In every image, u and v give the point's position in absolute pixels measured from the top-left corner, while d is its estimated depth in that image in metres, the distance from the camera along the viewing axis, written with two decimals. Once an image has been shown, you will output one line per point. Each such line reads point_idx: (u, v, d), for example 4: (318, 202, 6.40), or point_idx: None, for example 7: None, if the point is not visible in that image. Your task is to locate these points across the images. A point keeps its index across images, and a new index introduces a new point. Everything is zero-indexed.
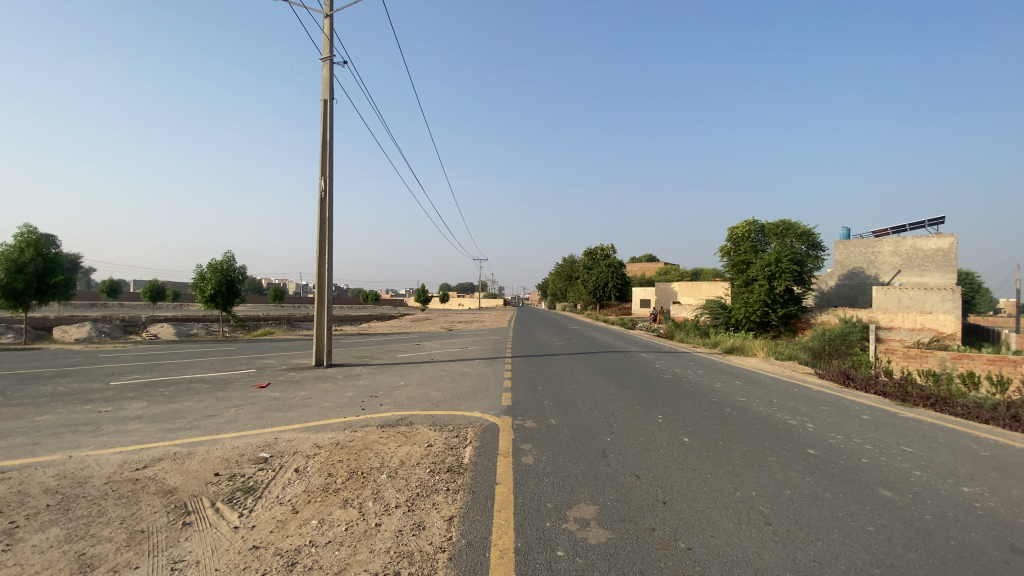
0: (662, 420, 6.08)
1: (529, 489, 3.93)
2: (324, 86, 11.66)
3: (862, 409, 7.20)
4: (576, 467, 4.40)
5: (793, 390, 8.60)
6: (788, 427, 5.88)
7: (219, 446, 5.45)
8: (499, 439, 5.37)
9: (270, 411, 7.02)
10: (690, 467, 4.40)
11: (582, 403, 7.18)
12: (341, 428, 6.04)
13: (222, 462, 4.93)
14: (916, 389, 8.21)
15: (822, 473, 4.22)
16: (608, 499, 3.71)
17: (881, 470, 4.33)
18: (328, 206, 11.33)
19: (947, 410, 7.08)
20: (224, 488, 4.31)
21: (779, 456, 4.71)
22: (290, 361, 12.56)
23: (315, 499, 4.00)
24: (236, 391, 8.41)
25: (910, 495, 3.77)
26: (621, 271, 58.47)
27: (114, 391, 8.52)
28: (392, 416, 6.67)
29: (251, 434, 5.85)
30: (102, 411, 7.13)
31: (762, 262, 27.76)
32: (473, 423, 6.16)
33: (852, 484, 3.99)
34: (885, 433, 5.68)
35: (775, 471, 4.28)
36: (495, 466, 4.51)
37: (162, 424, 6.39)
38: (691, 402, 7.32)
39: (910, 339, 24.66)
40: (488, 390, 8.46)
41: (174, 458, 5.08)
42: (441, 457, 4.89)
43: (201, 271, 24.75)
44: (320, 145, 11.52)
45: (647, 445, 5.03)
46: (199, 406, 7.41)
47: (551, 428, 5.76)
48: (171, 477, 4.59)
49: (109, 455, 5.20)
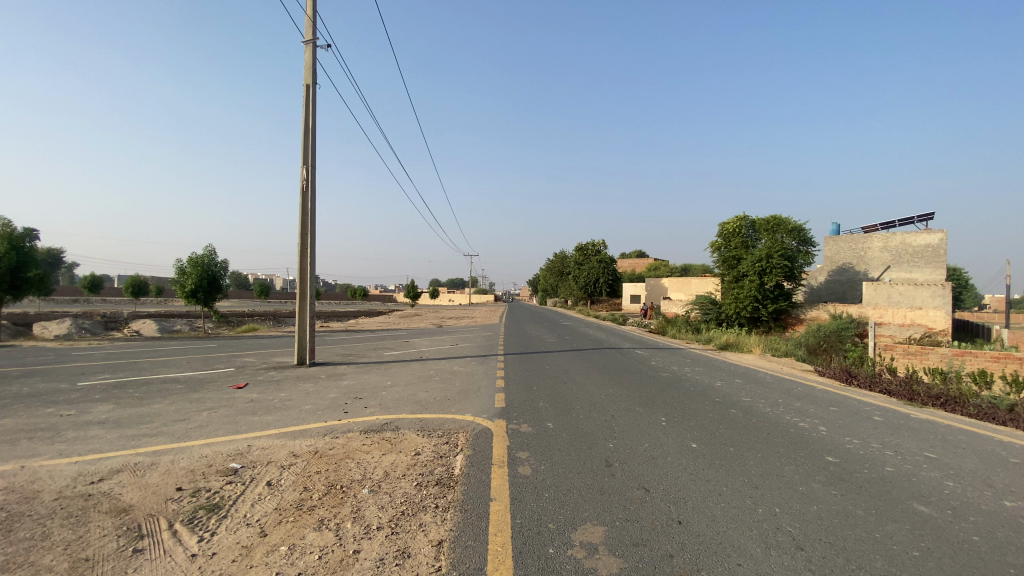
0: (666, 424, 5.69)
1: (528, 506, 3.53)
2: (307, 70, 11.09)
3: (872, 409, 6.91)
4: (579, 479, 3.99)
5: (797, 390, 8.28)
6: (800, 430, 5.55)
7: (186, 456, 4.94)
8: (493, 447, 4.95)
9: (245, 415, 6.50)
10: (703, 478, 4.01)
11: (581, 404, 6.76)
12: (321, 435, 5.57)
13: (186, 475, 4.43)
14: (924, 387, 7.99)
15: (849, 488, 3.88)
16: (617, 518, 3.31)
17: (910, 485, 4.03)
18: (311, 196, 10.80)
19: (960, 411, 6.88)
20: (186, 506, 3.81)
21: (797, 465, 4.35)
22: (272, 360, 12.02)
23: (286, 520, 3.55)
24: (211, 393, 7.87)
25: (947, 516, 3.48)
26: (613, 267, 58.19)
27: (81, 393, 7.90)
28: (376, 421, 6.20)
29: (223, 441, 5.35)
30: (64, 415, 6.54)
31: (752, 258, 27.64)
32: (464, 428, 5.72)
33: (883, 502, 3.67)
34: (902, 437, 5.42)
35: (797, 483, 3.93)
36: (488, 478, 4.09)
37: (126, 430, 5.83)
38: (693, 402, 6.96)
39: (900, 335, 24.66)
40: (480, 390, 8.04)
41: (133, 470, 4.55)
42: (429, 467, 4.47)
43: (180, 266, 23.84)
44: (302, 132, 10.98)
45: (652, 453, 4.64)
46: (171, 409, 6.88)
47: (548, 434, 5.35)
48: (127, 492, 4.07)
49: (63, 466, 4.65)
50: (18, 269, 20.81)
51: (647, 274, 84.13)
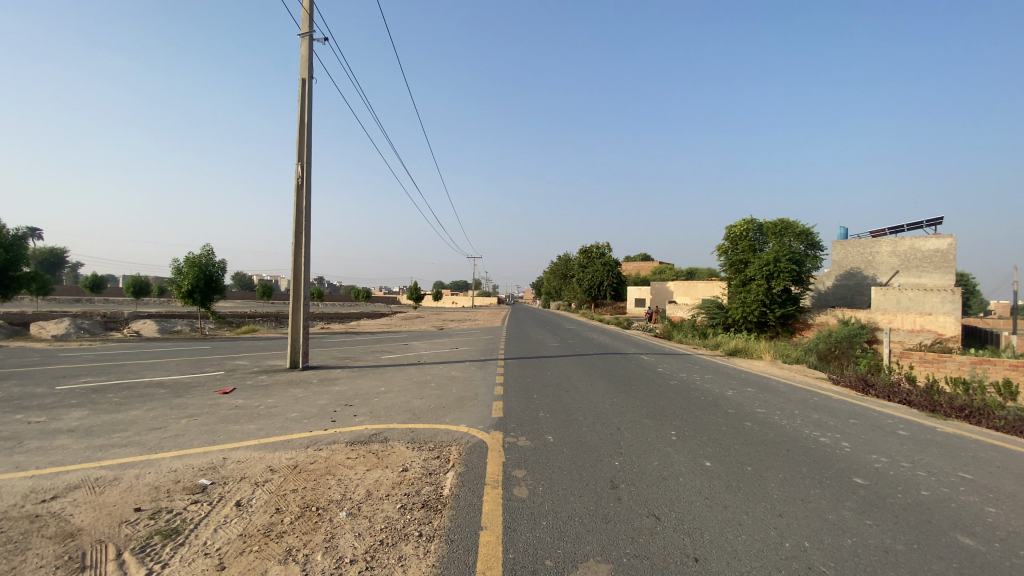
0: (676, 438, 5.26)
1: (522, 538, 3.11)
2: (302, 63, 10.75)
3: (895, 422, 6.46)
4: (581, 505, 3.55)
5: (811, 400, 7.83)
6: (821, 446, 5.11)
7: (153, 470, 4.54)
8: (487, 463, 4.53)
9: (226, 423, 6.10)
10: (720, 504, 3.58)
11: (584, 416, 6.32)
12: (303, 447, 5.17)
13: (150, 493, 4.04)
14: (946, 397, 7.53)
15: (882, 516, 3.46)
16: (624, 554, 2.88)
17: (950, 513, 3.59)
18: (306, 193, 10.44)
19: (986, 424, 6.45)
20: (141, 531, 3.40)
21: (824, 489, 3.91)
22: (265, 363, 11.64)
23: (250, 549, 3.14)
24: (193, 399, 7.48)
25: (998, 550, 3.05)
26: (616, 270, 57.60)
27: (57, 397, 7.53)
28: (364, 430, 5.81)
29: (196, 453, 4.95)
30: (32, 423, 6.15)
31: (761, 261, 27.08)
32: (457, 440, 5.32)
33: (923, 533, 3.25)
34: (932, 454, 5.01)
35: (825, 511, 3.50)
36: (480, 502, 3.66)
37: (94, 440, 5.43)
38: (705, 414, 6.52)
39: (910, 341, 24.07)
40: (478, 397, 7.63)
41: (92, 487, 4.15)
42: (416, 486, 4.05)
43: (177, 266, 23.50)
44: (297, 127, 10.62)
45: (662, 472, 4.21)
46: (148, 416, 6.48)
47: (548, 449, 4.92)
48: (79, 514, 3.65)
49: (15, 481, 4.23)
50: (8, 269, 20.39)
51: (651, 278, 83.66)
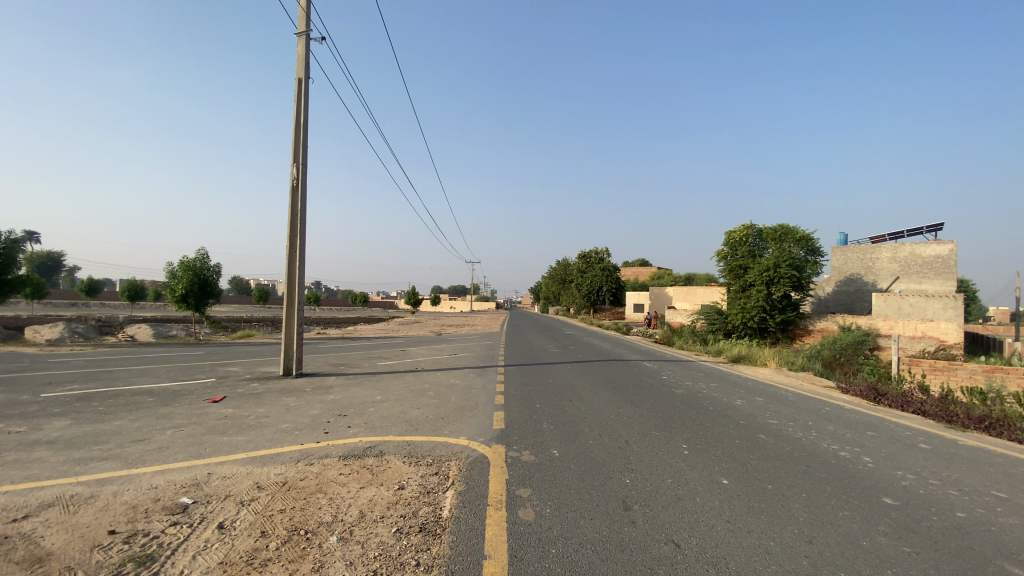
0: (689, 453, 4.98)
1: (529, 568, 2.82)
2: (299, 63, 10.52)
3: (913, 435, 6.17)
4: (593, 530, 3.27)
5: (823, 410, 7.53)
6: (842, 462, 4.84)
7: (133, 486, 4.25)
8: (489, 482, 4.23)
9: (213, 435, 5.80)
10: (743, 529, 3.30)
11: (589, 428, 6.01)
12: (294, 461, 4.89)
13: (127, 512, 3.75)
14: (963, 408, 7.26)
15: (919, 542, 3.19)
16: None
17: (992, 538, 3.31)
18: (301, 195, 10.18)
19: (1006, 436, 6.19)
20: (113, 557, 3.09)
21: (853, 511, 3.64)
22: (258, 369, 11.34)
23: None
24: (181, 408, 7.18)
25: None
26: (616, 275, 57.31)
27: (39, 406, 7.22)
28: (359, 443, 5.50)
29: (181, 468, 4.66)
30: (10, 432, 5.84)
31: (761, 266, 26.92)
32: (457, 455, 5.02)
33: (967, 562, 2.97)
34: (961, 470, 4.73)
35: (858, 536, 3.23)
36: (482, 525, 3.38)
37: (73, 452, 5.12)
38: (715, 425, 6.24)
39: (912, 347, 23.82)
40: (478, 407, 7.33)
41: (67, 505, 3.85)
42: (414, 506, 3.76)
43: (172, 271, 23.18)
44: (293, 127, 10.38)
45: (678, 491, 3.93)
46: (133, 427, 6.17)
47: (554, 464, 4.64)
48: (50, 536, 3.36)
49: None
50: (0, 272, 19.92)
51: (650, 283, 83.68)
